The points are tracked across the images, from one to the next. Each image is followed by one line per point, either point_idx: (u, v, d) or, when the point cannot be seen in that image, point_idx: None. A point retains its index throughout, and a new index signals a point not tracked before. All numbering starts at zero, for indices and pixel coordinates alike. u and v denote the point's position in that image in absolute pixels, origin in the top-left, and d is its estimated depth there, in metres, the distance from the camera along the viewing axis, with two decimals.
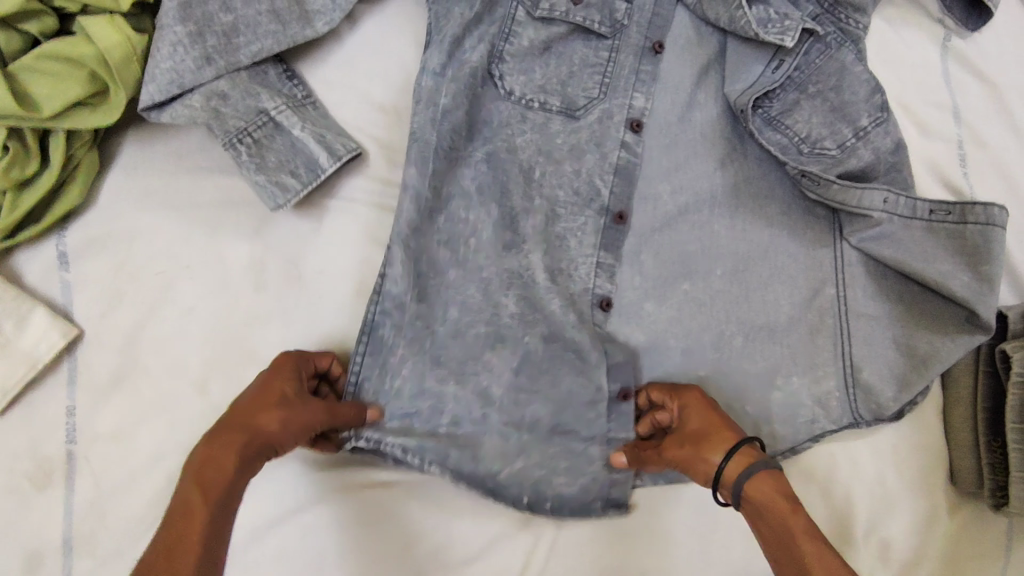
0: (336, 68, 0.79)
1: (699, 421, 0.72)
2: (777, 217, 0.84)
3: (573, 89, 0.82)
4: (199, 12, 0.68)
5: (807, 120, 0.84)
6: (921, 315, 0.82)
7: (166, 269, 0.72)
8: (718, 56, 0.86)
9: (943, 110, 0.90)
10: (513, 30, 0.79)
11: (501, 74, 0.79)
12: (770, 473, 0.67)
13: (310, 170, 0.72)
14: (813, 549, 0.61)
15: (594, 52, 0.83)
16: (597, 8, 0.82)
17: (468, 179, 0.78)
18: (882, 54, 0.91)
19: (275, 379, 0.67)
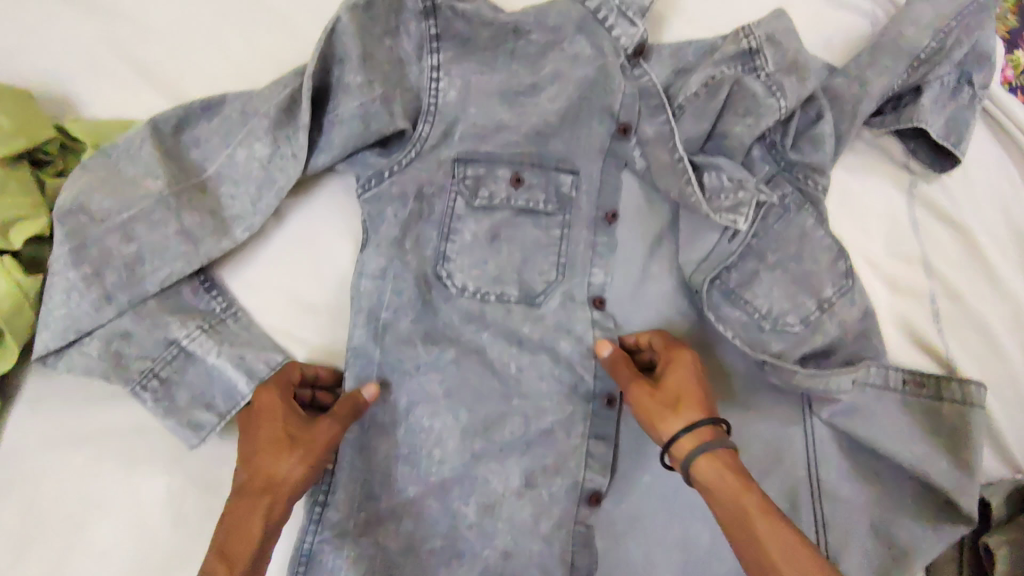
0: (259, 271, 0.74)
1: (680, 383, 0.69)
2: (741, 394, 0.80)
3: (528, 275, 0.77)
4: (96, 250, 0.65)
5: (770, 294, 0.78)
6: (901, 500, 0.77)
7: (77, 512, 0.67)
8: (671, 224, 0.81)
9: (912, 264, 0.86)
10: (453, 226, 0.75)
11: (448, 274, 0.75)
12: (727, 457, 0.64)
13: (228, 400, 0.68)
14: (767, 530, 0.61)
15: (544, 231, 0.78)
16: (540, 188, 0.77)
17: (407, 379, 0.73)
18: (847, 205, 0.86)
19: (264, 420, 0.64)
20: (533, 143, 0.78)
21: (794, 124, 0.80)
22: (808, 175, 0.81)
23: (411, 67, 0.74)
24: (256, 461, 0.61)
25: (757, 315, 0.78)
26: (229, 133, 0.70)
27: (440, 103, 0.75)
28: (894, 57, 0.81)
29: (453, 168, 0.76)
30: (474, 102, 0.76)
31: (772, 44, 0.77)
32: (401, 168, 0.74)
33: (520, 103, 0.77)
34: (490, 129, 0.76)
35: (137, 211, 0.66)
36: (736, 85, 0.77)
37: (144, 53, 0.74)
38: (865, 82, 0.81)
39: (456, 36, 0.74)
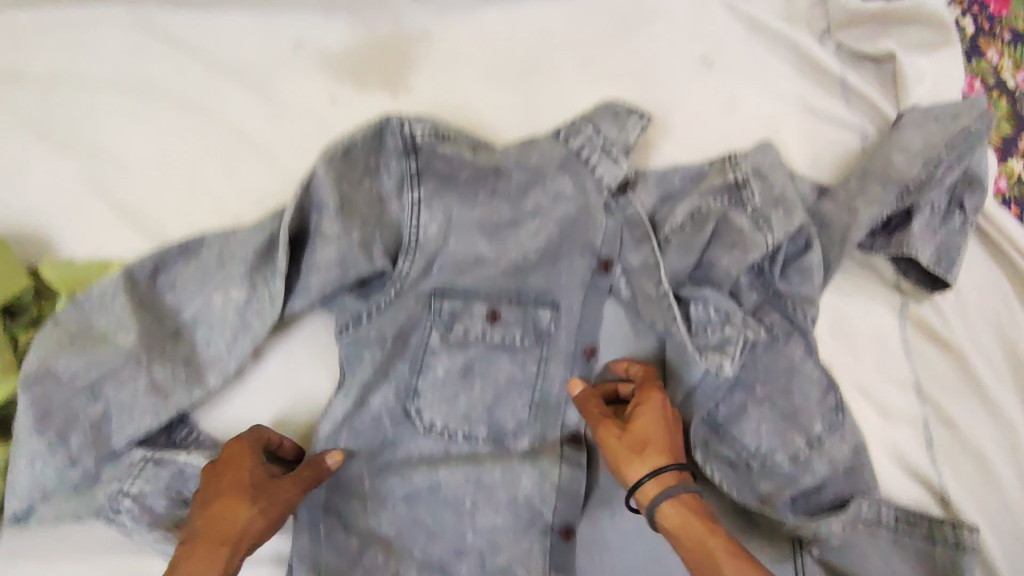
0: (239, 416, 0.73)
1: (647, 427, 0.69)
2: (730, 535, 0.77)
3: (500, 414, 0.75)
4: (62, 414, 0.65)
5: (757, 429, 0.77)
6: None
7: None
8: (658, 355, 0.81)
9: (903, 388, 0.85)
10: (426, 362, 0.74)
11: (417, 409, 0.74)
12: (693, 501, 0.66)
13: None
14: (732, 571, 0.61)
15: (521, 368, 0.76)
16: (516, 323, 0.76)
17: (386, 524, 0.73)
18: (836, 327, 0.85)
19: (231, 470, 0.63)
20: (511, 279, 0.76)
21: (782, 253, 0.79)
22: (796, 306, 0.79)
23: (392, 204, 0.73)
24: (217, 508, 0.60)
25: (743, 450, 0.77)
26: (203, 278, 0.69)
27: (421, 239, 0.73)
28: (881, 185, 0.80)
29: (430, 302, 0.75)
30: (455, 233, 0.74)
31: (762, 180, 0.78)
32: (381, 308, 0.73)
33: (501, 236, 0.76)
34: (470, 262, 0.75)
35: (108, 367, 0.65)
36: (720, 219, 0.77)
37: (123, 192, 0.73)
38: (853, 209, 0.80)
39: (438, 172, 0.73)
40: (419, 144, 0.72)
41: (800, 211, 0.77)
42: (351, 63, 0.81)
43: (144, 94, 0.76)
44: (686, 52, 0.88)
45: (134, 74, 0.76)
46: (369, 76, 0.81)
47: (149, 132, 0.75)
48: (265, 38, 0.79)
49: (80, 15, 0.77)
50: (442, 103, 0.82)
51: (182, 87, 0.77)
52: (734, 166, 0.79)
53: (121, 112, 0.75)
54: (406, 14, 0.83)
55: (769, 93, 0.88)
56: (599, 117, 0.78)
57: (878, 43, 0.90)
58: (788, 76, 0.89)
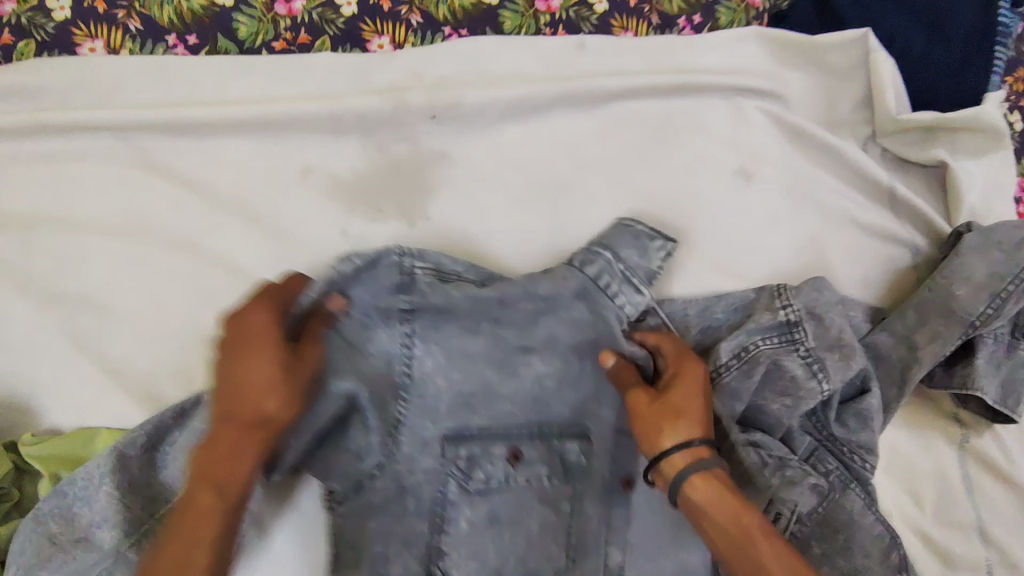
0: None
1: (686, 396, 0.64)
2: None
3: (533, 564, 0.67)
4: None
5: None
6: None
7: None
8: None
9: (963, 531, 0.77)
10: (444, 516, 0.66)
11: (438, 574, 0.66)
12: (727, 478, 0.62)
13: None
14: (767, 550, 0.57)
15: (552, 508, 0.68)
16: (541, 461, 0.68)
17: None
18: (892, 465, 0.79)
19: (257, 318, 0.59)
20: (530, 412, 0.68)
21: (837, 397, 0.72)
22: (852, 454, 0.73)
23: (379, 336, 0.65)
24: (240, 371, 0.57)
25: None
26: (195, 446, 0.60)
27: (414, 376, 0.65)
28: (942, 318, 0.74)
29: (444, 447, 0.66)
30: (455, 366, 0.66)
31: (818, 319, 0.73)
32: (399, 473, 0.65)
33: (512, 364, 0.67)
34: (479, 398, 0.67)
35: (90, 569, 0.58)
36: (772, 362, 0.70)
37: (113, 351, 0.67)
38: (912, 345, 0.75)
39: (435, 309, 0.66)
40: (417, 279, 0.66)
41: (858, 354, 0.71)
42: (363, 189, 0.74)
43: (138, 236, 0.69)
44: (723, 164, 0.82)
45: (126, 213, 0.70)
46: (383, 203, 0.74)
47: (141, 279, 0.68)
48: (270, 166, 0.73)
49: (65, 147, 0.70)
50: (463, 231, 0.75)
51: (179, 225, 0.70)
52: (786, 299, 0.73)
53: (112, 258, 0.68)
54: (422, 131, 0.76)
55: (812, 207, 0.83)
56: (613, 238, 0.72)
57: (927, 150, 0.84)
58: (832, 187, 0.84)
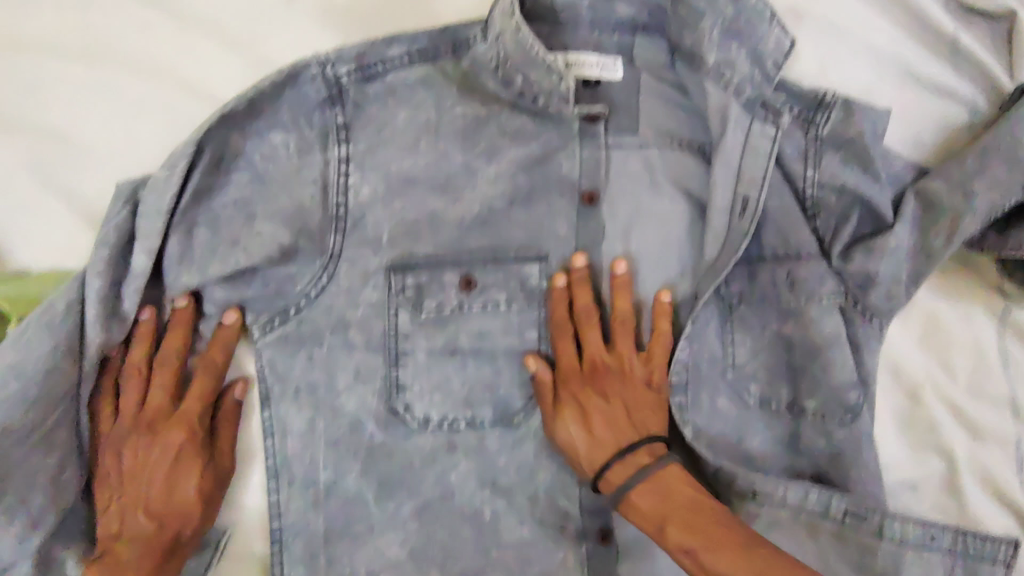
0: None
1: (584, 434, 0.62)
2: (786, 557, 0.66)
3: (504, 390, 0.66)
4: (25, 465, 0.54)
5: (846, 476, 0.65)
6: None
7: None
8: (726, 359, 0.69)
9: (996, 405, 0.73)
10: (401, 350, 0.64)
11: (406, 405, 0.64)
12: (652, 481, 0.59)
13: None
14: (675, 533, 0.57)
15: (518, 335, 0.66)
16: (497, 287, 0.65)
17: (397, 544, 0.65)
18: (931, 337, 0.74)
19: (113, 457, 0.58)
20: (481, 236, 0.66)
21: (848, 230, 0.67)
22: (871, 314, 0.67)
23: (314, 158, 0.62)
24: (154, 463, 0.58)
25: (803, 488, 0.65)
26: (216, 260, 0.60)
27: (352, 207, 0.63)
28: (1010, 168, 0.67)
29: (389, 279, 0.64)
30: (385, 166, 0.64)
31: (848, 148, 0.66)
32: (420, 319, 0.64)
33: (453, 188, 0.65)
34: (425, 226, 0.65)
35: (68, 410, 0.57)
36: (778, 197, 0.67)
37: (87, 189, 0.61)
38: (969, 194, 0.67)
39: (373, 118, 0.64)
40: (345, 86, 0.62)
41: (882, 183, 0.66)
42: (360, 17, 0.65)
43: (102, 60, 0.62)
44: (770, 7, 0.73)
45: (90, 38, 0.62)
46: (382, 31, 0.65)
47: (108, 110, 0.61)
48: None
49: None
50: (475, 60, 0.65)
51: (150, 52, 0.62)
52: (813, 125, 0.66)
53: (77, 87, 0.61)
54: None
55: (867, 56, 0.75)
56: (648, 26, 0.68)
57: None
58: (887, 32, 0.75)
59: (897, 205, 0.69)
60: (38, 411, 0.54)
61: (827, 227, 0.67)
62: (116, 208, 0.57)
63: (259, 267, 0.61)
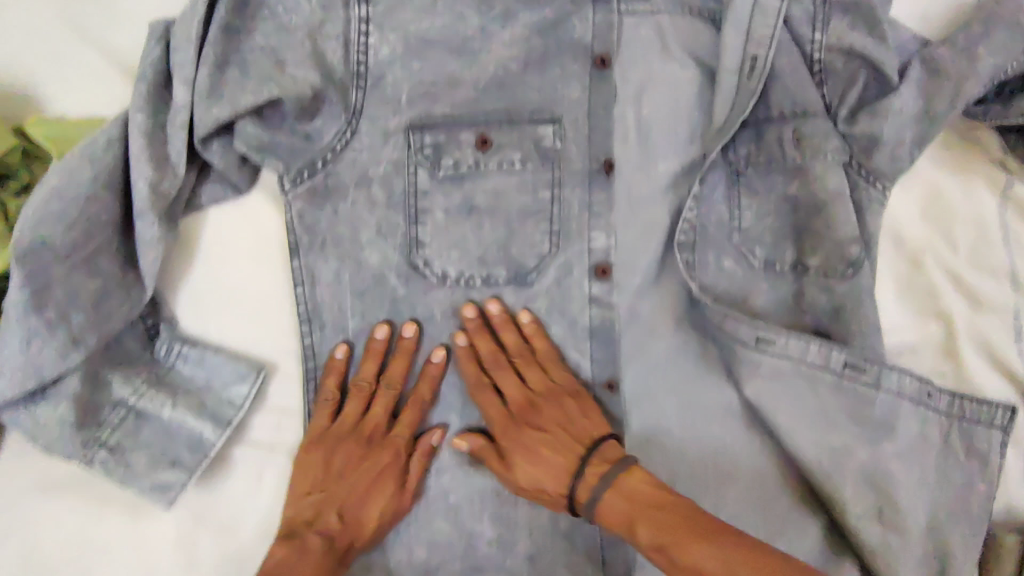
0: (223, 306, 0.65)
1: (534, 471, 0.62)
2: (785, 408, 0.69)
3: (518, 250, 0.68)
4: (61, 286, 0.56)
5: (849, 329, 0.68)
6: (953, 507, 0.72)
7: (76, 555, 0.62)
8: (732, 223, 0.71)
9: (997, 276, 0.75)
10: (420, 206, 0.66)
11: (425, 261, 0.67)
12: (615, 486, 0.59)
13: (196, 451, 0.61)
14: (647, 532, 0.56)
15: (532, 194, 0.68)
16: (512, 146, 0.67)
17: (416, 392, 0.68)
18: (932, 210, 0.76)
19: (311, 456, 0.63)
20: (496, 98, 0.68)
21: (854, 94, 0.69)
22: (875, 178, 0.69)
23: (335, 14, 0.64)
24: (344, 459, 0.64)
25: (806, 341, 0.68)
26: (249, 92, 0.61)
27: (372, 65, 0.65)
28: (1012, 34, 0.69)
29: (407, 137, 0.66)
30: (403, 25, 0.65)
31: (855, 11, 0.67)
32: (438, 176, 0.67)
33: (469, 50, 0.67)
34: (442, 86, 0.67)
35: (101, 238, 0.57)
36: (786, 61, 0.68)
37: (119, 41, 0.69)
38: (973, 58, 0.69)
39: None
40: None
41: (888, 44, 0.67)
42: None
43: None
44: None
45: None
46: None
47: None
48: None
49: None
50: None
51: None
52: None
53: None
54: None
55: None
56: None
57: None
58: None
59: (903, 70, 0.70)
60: (78, 232, 0.56)
61: (834, 94, 0.69)
62: (152, 47, 0.62)
63: (288, 116, 0.64)
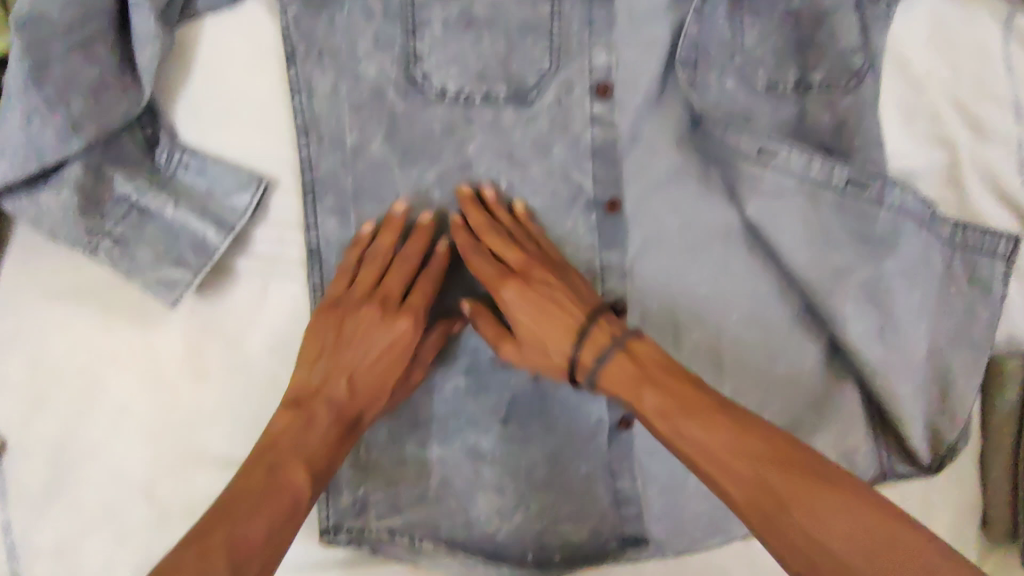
0: (219, 115, 0.65)
1: (535, 327, 0.63)
2: (790, 228, 0.69)
3: (518, 67, 0.67)
4: (59, 72, 0.57)
5: (846, 145, 0.69)
6: (949, 326, 0.74)
7: (89, 363, 0.64)
8: (738, 43, 0.69)
9: (1003, 104, 0.74)
10: (418, 18, 0.65)
11: (423, 76, 0.66)
12: (624, 353, 0.60)
13: (199, 254, 0.62)
14: (686, 425, 0.57)
15: (531, 8, 0.66)
16: None
17: (419, 211, 0.68)
18: (942, 37, 0.74)
19: (321, 323, 0.64)
20: None
21: None
22: None
23: None
24: (347, 343, 0.63)
25: (806, 156, 0.68)
26: None
27: None
28: None
29: None
30: None
31: None
32: None
33: None
34: None
35: (95, 28, 0.58)
36: None
37: None
38: None
39: None
40: None
41: None
42: None
43: None
44: None
45: None
46: None
47: None
48: None
49: None
50: None
51: None
52: None
53: None
54: None
55: None
56: None
57: None
58: None
59: None
60: (73, 20, 0.56)
61: None
62: None
63: None
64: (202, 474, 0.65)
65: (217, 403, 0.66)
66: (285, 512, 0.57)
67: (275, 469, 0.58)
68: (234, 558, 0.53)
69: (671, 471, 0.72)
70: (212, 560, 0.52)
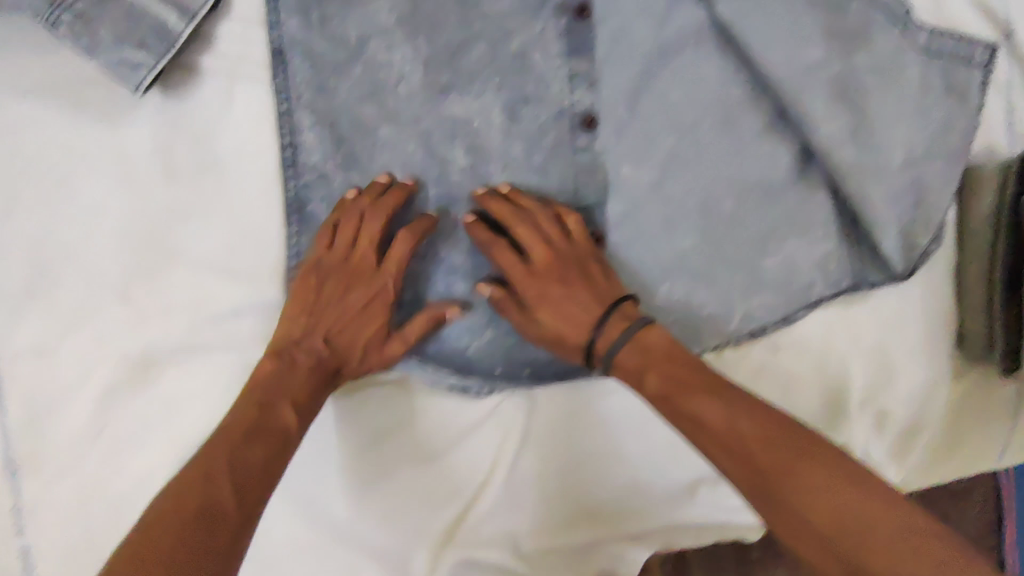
0: None
1: (563, 296, 0.68)
2: (763, 25, 0.67)
3: None
4: None
5: None
6: (933, 133, 0.71)
7: (62, 161, 0.66)
8: None
9: None
10: None
11: None
12: (635, 339, 0.65)
13: (161, 38, 0.64)
14: (702, 403, 0.60)
15: None
16: None
17: (385, 12, 0.68)
18: None
19: (308, 285, 0.68)
20: None
21: None
22: None
23: None
24: (330, 322, 0.68)
25: None
26: None
27: None
28: None
29: None
30: None
31: None
32: None
33: None
34: None
35: None
36: None
37: None
38: None
39: None
40: None
41: None
42: None
43: None
44: None
45: None
46: None
47: None
48: None
49: None
50: None
51: None
52: None
53: None
54: None
55: None
56: None
57: None
58: None
59: None
60: None
61: None
62: None
63: None
64: (177, 273, 0.67)
65: (187, 203, 0.67)
66: (275, 442, 0.61)
67: (264, 401, 0.62)
68: (234, 476, 0.57)
69: (639, 280, 0.73)
70: (207, 481, 0.56)
